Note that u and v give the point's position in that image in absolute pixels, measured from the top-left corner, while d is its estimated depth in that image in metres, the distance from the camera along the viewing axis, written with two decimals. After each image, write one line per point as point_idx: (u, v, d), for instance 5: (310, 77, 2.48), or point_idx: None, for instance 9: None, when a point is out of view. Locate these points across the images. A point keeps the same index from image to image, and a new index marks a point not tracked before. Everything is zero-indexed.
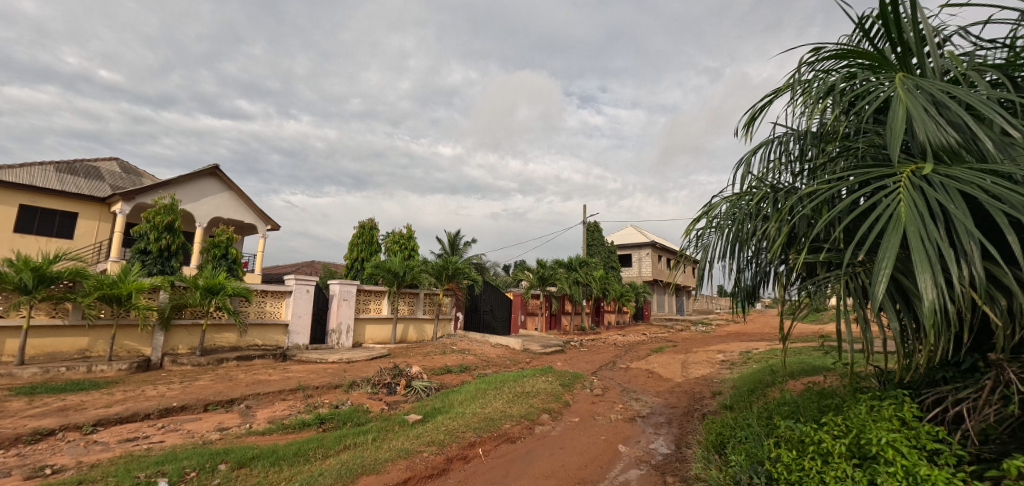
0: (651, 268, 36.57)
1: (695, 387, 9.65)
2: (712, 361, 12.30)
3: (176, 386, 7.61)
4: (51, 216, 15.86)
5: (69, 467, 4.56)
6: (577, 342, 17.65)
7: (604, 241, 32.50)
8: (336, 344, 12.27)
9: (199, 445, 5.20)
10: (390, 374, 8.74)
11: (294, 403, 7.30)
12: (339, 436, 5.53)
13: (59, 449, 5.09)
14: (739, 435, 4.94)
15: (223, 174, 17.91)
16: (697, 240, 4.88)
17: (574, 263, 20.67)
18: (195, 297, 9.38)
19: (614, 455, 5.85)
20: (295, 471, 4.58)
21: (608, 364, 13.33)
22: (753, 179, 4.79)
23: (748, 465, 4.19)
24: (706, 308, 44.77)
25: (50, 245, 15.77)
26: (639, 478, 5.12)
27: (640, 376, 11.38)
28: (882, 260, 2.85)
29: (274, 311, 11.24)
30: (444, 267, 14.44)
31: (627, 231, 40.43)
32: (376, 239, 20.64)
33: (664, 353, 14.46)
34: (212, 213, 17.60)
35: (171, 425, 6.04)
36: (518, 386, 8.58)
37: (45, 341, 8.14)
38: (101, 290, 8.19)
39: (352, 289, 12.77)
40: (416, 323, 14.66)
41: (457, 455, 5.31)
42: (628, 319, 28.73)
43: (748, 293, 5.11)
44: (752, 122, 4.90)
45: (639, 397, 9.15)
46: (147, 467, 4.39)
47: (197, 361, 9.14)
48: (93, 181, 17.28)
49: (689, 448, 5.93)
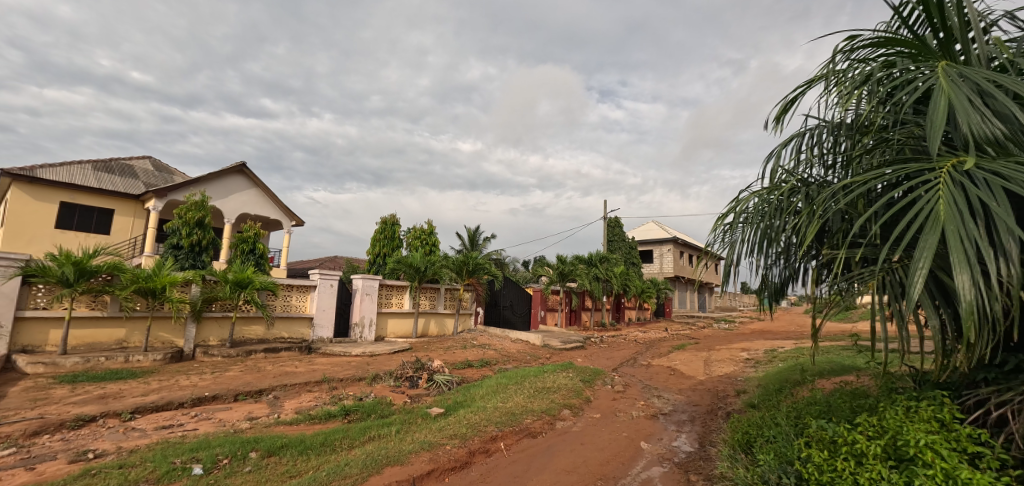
0: (672, 264, 36.06)
1: (718, 385, 9.48)
2: (735, 359, 12.05)
3: (208, 377, 7.87)
4: (90, 213, 16.55)
5: (110, 452, 4.76)
6: (597, 338, 17.52)
7: (624, 237, 32.21)
8: (360, 338, 12.48)
9: (231, 433, 5.37)
10: (412, 368, 8.85)
11: (319, 394, 7.48)
12: (364, 427, 5.62)
13: (101, 435, 5.33)
14: (766, 434, 4.83)
15: (250, 171, 18.37)
16: (723, 236, 4.79)
17: (594, 258, 20.49)
18: (225, 290, 9.67)
19: (636, 452, 5.80)
20: (322, 460, 4.69)
21: (628, 360, 13.24)
22: (783, 173, 4.67)
23: (777, 465, 4.09)
24: (729, 306, 43.95)
25: (89, 241, 16.46)
26: (661, 476, 5.06)
27: (662, 373, 11.25)
28: (918, 261, 2.74)
29: (300, 305, 11.52)
30: (464, 262, 14.56)
31: (648, 227, 39.92)
32: (397, 235, 20.88)
33: (686, 351, 14.27)
34: (240, 209, 18.09)
35: (203, 413, 6.25)
36: (539, 381, 8.59)
37: (85, 332, 8.49)
38: (137, 283, 8.51)
39: (375, 283, 12.95)
40: (437, 317, 14.81)
41: (479, 449, 5.35)
42: (649, 316, 28.39)
43: (777, 290, 4.98)
44: (783, 114, 4.79)
45: (661, 394, 9.05)
46: (182, 453, 4.56)
47: (227, 353, 9.44)
48: (127, 179, 17.93)
49: (714, 447, 5.84)
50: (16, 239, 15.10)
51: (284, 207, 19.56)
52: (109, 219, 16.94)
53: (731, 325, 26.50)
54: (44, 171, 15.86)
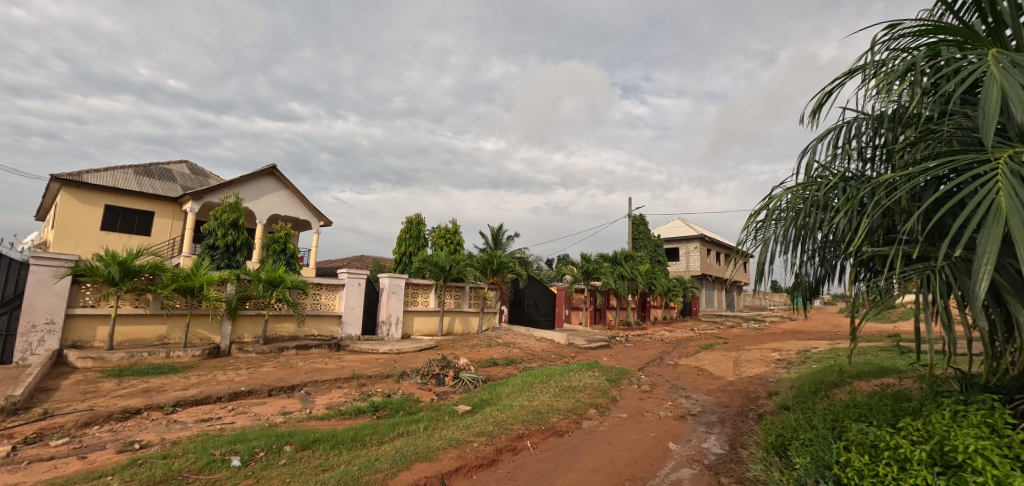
0: (699, 262, 35.31)
1: (749, 386, 9.24)
2: (766, 359, 11.73)
3: (243, 372, 8.15)
4: (132, 215, 17.36)
5: (154, 443, 4.99)
6: (622, 337, 17.35)
7: (649, 234, 31.76)
8: (387, 336, 12.69)
9: (267, 427, 5.57)
10: (438, 366, 8.95)
11: (349, 391, 7.66)
12: (393, 423, 5.73)
13: (145, 427, 5.59)
14: (802, 437, 4.69)
15: (280, 173, 18.89)
16: (756, 232, 4.67)
17: (619, 256, 20.26)
18: (258, 289, 9.99)
19: (664, 452, 5.73)
20: (353, 455, 4.80)
21: (654, 360, 13.07)
22: (818, 168, 4.53)
23: (814, 468, 3.97)
24: (759, 305, 42.73)
25: (132, 241, 17.27)
26: (691, 478, 4.98)
27: (690, 373, 11.05)
28: (981, 256, 2.59)
29: (329, 303, 11.81)
30: (489, 261, 14.65)
31: (674, 224, 39.23)
32: (422, 234, 21.13)
33: (714, 351, 13.98)
34: (271, 209, 18.65)
35: (240, 407, 6.48)
36: (565, 380, 8.56)
37: (129, 328, 8.91)
38: (177, 282, 8.87)
39: (401, 282, 13.13)
40: (462, 316, 14.94)
41: (506, 447, 5.38)
42: (676, 315, 27.93)
43: (811, 290, 4.83)
44: (819, 108, 4.67)
45: (689, 394, 8.90)
46: (222, 446, 4.75)
47: (260, 350, 9.78)
48: (166, 182, 18.69)
49: (745, 449, 5.71)
50: (66, 240, 15.96)
51: (313, 208, 20.04)
52: (149, 220, 17.72)
53: (761, 325, 25.80)
54: (90, 176, 16.72)
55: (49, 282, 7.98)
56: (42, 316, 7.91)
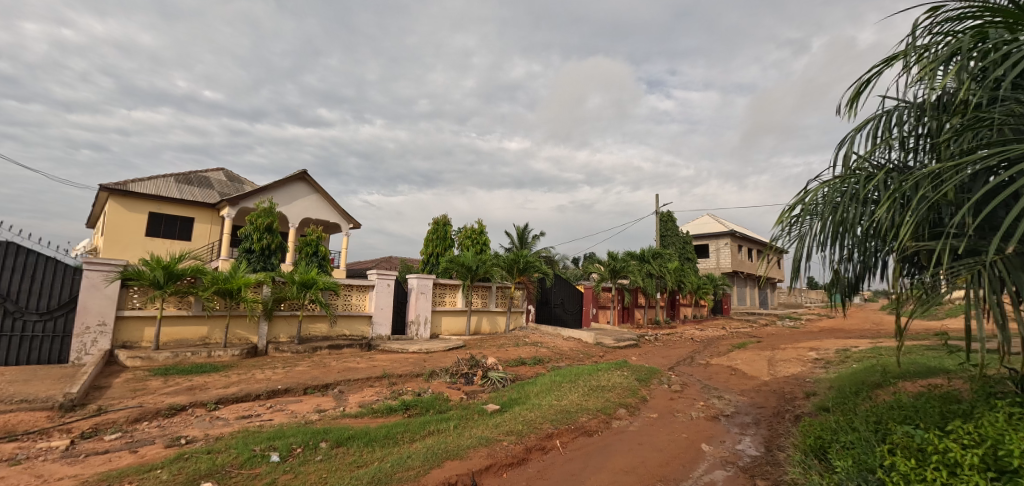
0: (731, 258, 34.40)
1: (785, 387, 8.94)
2: (803, 359, 11.34)
3: (280, 371, 8.44)
4: (174, 221, 18.20)
5: (199, 439, 5.23)
6: (651, 336, 17.07)
7: (678, 231, 31.16)
8: (416, 336, 12.89)
9: (303, 424, 5.75)
10: (467, 365, 9.06)
11: (380, 389, 7.83)
12: (423, 422, 5.82)
13: (190, 423, 5.87)
14: (843, 439, 4.53)
15: (310, 178, 19.44)
16: (791, 228, 4.54)
17: (647, 254, 19.95)
18: (293, 290, 10.32)
19: (696, 454, 5.63)
20: (386, 452, 4.90)
21: (685, 359, 12.85)
22: (858, 160, 4.37)
23: (856, 472, 3.83)
24: (795, 302, 41.29)
25: (174, 246, 18.11)
26: (725, 480, 4.89)
27: (722, 373, 10.80)
28: None
29: (359, 304, 12.08)
30: (515, 260, 14.70)
31: (703, 220, 38.38)
32: (449, 234, 21.36)
33: (748, 349, 13.60)
34: (303, 213, 19.22)
35: (277, 405, 6.72)
36: (593, 379, 8.49)
37: (173, 329, 9.34)
38: (216, 284, 9.25)
39: (428, 282, 13.31)
40: (489, 315, 15.05)
41: (535, 446, 5.40)
42: (706, 314, 27.33)
43: (851, 286, 4.65)
44: (858, 98, 4.55)
45: (722, 394, 8.69)
46: (261, 442, 4.93)
47: (295, 349, 10.11)
48: (204, 189, 19.49)
49: (782, 451, 5.55)
50: (114, 246, 16.85)
51: (343, 211, 20.53)
52: (190, 226, 18.53)
53: (797, 323, 24.98)
54: (135, 185, 17.61)
55: (100, 285, 8.45)
56: (95, 318, 8.38)
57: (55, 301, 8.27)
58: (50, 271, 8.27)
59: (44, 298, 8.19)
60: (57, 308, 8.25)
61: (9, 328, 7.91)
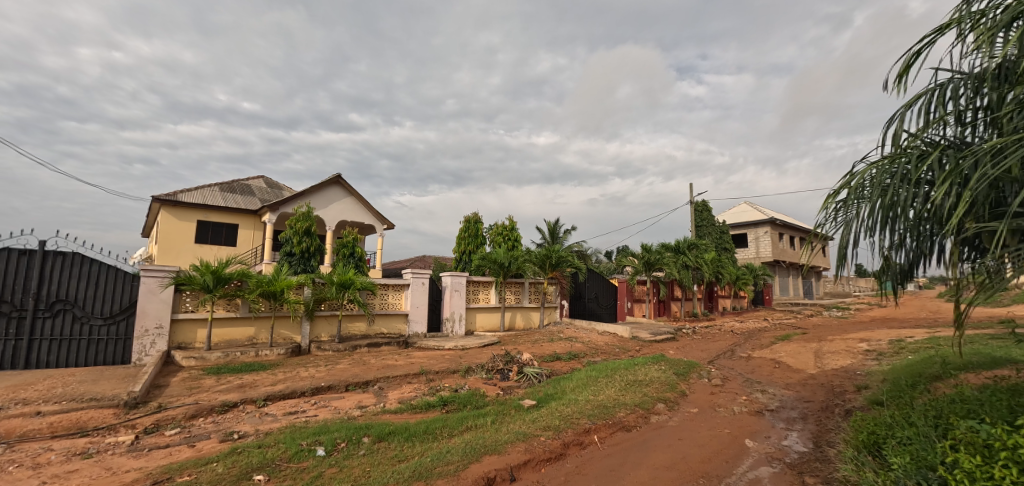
0: (771, 247, 33.11)
1: (834, 380, 8.54)
2: (853, 350, 10.80)
3: (322, 369, 8.76)
4: (220, 228, 19.12)
5: (250, 434, 5.49)
6: (689, 329, 16.67)
7: (714, 221, 30.25)
8: (451, 332, 13.07)
9: (346, 419, 5.95)
10: (502, 361, 9.13)
11: (418, 386, 7.99)
12: (461, 417, 5.90)
13: (242, 418, 6.18)
14: (898, 435, 4.29)
15: (345, 181, 19.98)
16: (837, 213, 4.34)
17: (682, 245, 19.46)
18: (332, 291, 10.66)
19: (740, 450, 5.46)
20: (426, 447, 5.00)
21: (725, 352, 12.50)
22: (909, 138, 4.12)
23: (914, 470, 3.61)
24: (842, 290, 39.35)
25: (221, 252, 19.05)
26: (771, 476, 4.73)
27: (765, 366, 10.44)
28: None
29: (395, 302, 12.35)
30: (547, 255, 14.68)
31: (741, 209, 37.11)
32: (480, 232, 21.51)
33: (792, 342, 13.07)
34: (339, 216, 19.80)
35: (321, 402, 6.97)
36: (630, 374, 8.37)
37: (223, 330, 9.82)
38: (261, 287, 9.66)
39: (462, 280, 13.45)
40: (523, 311, 15.08)
41: (573, 441, 5.38)
42: (746, 305, 26.48)
43: (904, 274, 4.39)
44: (907, 72, 4.28)
45: (765, 388, 8.38)
46: (308, 437, 5.13)
47: (336, 348, 10.45)
48: (247, 196, 20.36)
49: (833, 447, 5.30)
50: (167, 254, 17.89)
51: (377, 213, 21.01)
52: (235, 232, 19.44)
53: (845, 313, 23.83)
54: (184, 195, 18.60)
55: (156, 290, 8.97)
56: (153, 321, 8.92)
57: (117, 306, 8.85)
58: (111, 278, 8.85)
59: (108, 304, 8.78)
60: (119, 312, 8.84)
61: (77, 332, 8.52)
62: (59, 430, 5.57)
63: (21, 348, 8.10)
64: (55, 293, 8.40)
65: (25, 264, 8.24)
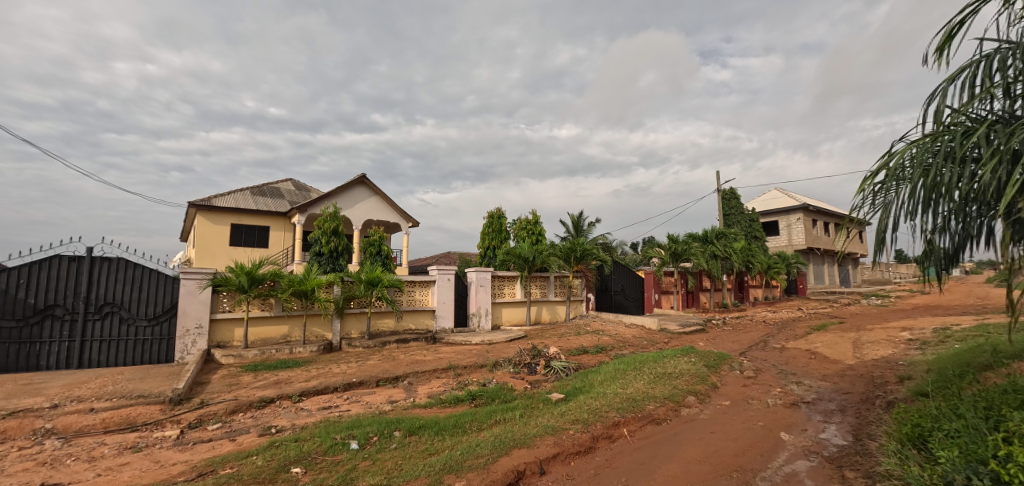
0: (804, 234, 31.99)
1: (875, 371, 8.21)
2: (894, 339, 10.35)
3: (353, 365, 8.95)
4: (252, 230, 19.75)
5: (287, 428, 5.68)
6: (719, 320, 16.32)
7: (743, 209, 29.43)
8: (478, 327, 13.17)
9: (377, 414, 6.08)
10: (529, 355, 9.13)
11: (447, 380, 8.09)
12: (490, 411, 5.95)
13: (279, 413, 6.39)
14: (945, 427, 4.10)
15: (369, 181, 20.31)
16: (875, 197, 4.16)
17: (710, 235, 19.02)
18: (360, 289, 10.88)
19: (775, 443, 5.31)
20: (455, 441, 5.06)
21: (757, 343, 12.18)
22: (954, 114, 3.89)
23: (964, 463, 3.44)
24: (881, 278, 37.75)
25: (254, 254, 19.68)
26: (809, 470, 4.60)
27: (801, 357, 10.12)
28: None
29: (422, 298, 12.52)
30: (572, 249, 14.59)
31: (771, 196, 35.97)
32: (504, 227, 21.55)
33: (828, 331, 12.64)
34: (365, 215, 20.17)
35: (353, 397, 7.14)
36: (659, 366, 8.25)
37: (259, 329, 10.15)
38: (293, 286, 9.95)
39: (487, 275, 13.52)
40: (549, 305, 15.05)
41: (602, 434, 5.35)
42: (779, 295, 25.75)
43: (949, 259, 4.15)
44: (948, 44, 4.05)
45: (801, 380, 8.13)
46: (342, 430, 5.27)
47: (366, 344, 10.67)
48: (276, 199, 20.95)
49: (873, 440, 5.10)
50: (204, 257, 18.61)
51: (401, 211, 21.28)
52: (266, 234, 20.04)
53: (885, 301, 22.85)
54: (218, 199, 19.28)
55: (195, 291, 9.34)
56: (193, 321, 9.30)
57: (160, 307, 9.26)
58: (153, 281, 9.25)
59: (151, 306, 9.20)
60: (162, 313, 9.25)
61: (124, 333, 8.96)
62: (110, 425, 5.88)
63: (74, 349, 8.58)
64: (103, 296, 8.86)
65: (75, 270, 8.70)
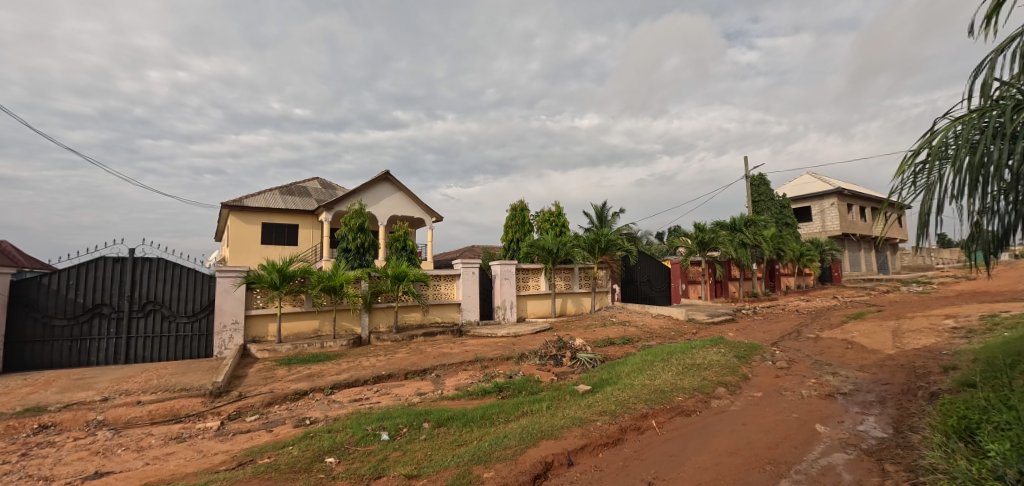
0: (839, 220, 30.80)
1: (916, 361, 7.86)
2: (937, 328, 9.89)
3: (382, 358, 9.14)
4: (282, 228, 20.32)
5: (320, 419, 5.85)
6: (749, 310, 15.93)
7: (774, 195, 28.51)
8: (503, 320, 13.23)
9: (406, 406, 6.21)
10: (555, 347, 9.12)
11: (474, 373, 8.18)
12: (517, 403, 5.98)
13: (313, 405, 6.59)
14: (995, 420, 3.91)
15: (393, 177, 20.56)
16: (916, 179, 3.96)
17: (739, 223, 18.52)
18: (387, 283, 11.07)
19: (810, 436, 5.17)
20: (483, 432, 5.12)
21: (790, 333, 11.85)
22: (1003, 87, 3.66)
23: (1017, 458, 3.27)
24: (923, 264, 36.06)
25: (285, 251, 20.26)
26: (846, 463, 4.46)
27: (837, 347, 9.79)
28: None
29: (447, 292, 12.64)
30: (596, 240, 14.46)
31: (803, 181, 34.72)
32: (527, 219, 21.51)
33: (866, 320, 12.17)
34: (389, 212, 20.46)
35: (383, 389, 7.29)
36: (688, 357, 8.12)
37: (291, 324, 10.46)
38: (322, 283, 10.19)
39: (511, 268, 13.54)
40: (574, 297, 14.98)
41: (631, 426, 5.31)
42: (812, 283, 24.93)
43: (998, 241, 3.93)
44: (997, 13, 3.80)
45: (837, 371, 7.86)
46: (373, 422, 5.39)
47: (394, 338, 10.87)
48: (304, 198, 21.46)
49: (915, 433, 4.90)
50: (238, 255, 19.28)
51: (425, 206, 21.48)
52: (296, 232, 20.59)
53: (927, 288, 21.85)
54: (249, 199, 19.90)
55: (230, 289, 9.68)
56: (230, 317, 9.66)
57: (198, 305, 9.63)
58: (191, 279, 9.62)
59: (190, 303, 9.58)
60: (200, 310, 9.62)
61: (166, 329, 9.38)
62: (156, 417, 6.18)
63: (121, 345, 9.06)
64: (145, 295, 9.28)
65: (119, 271, 9.15)
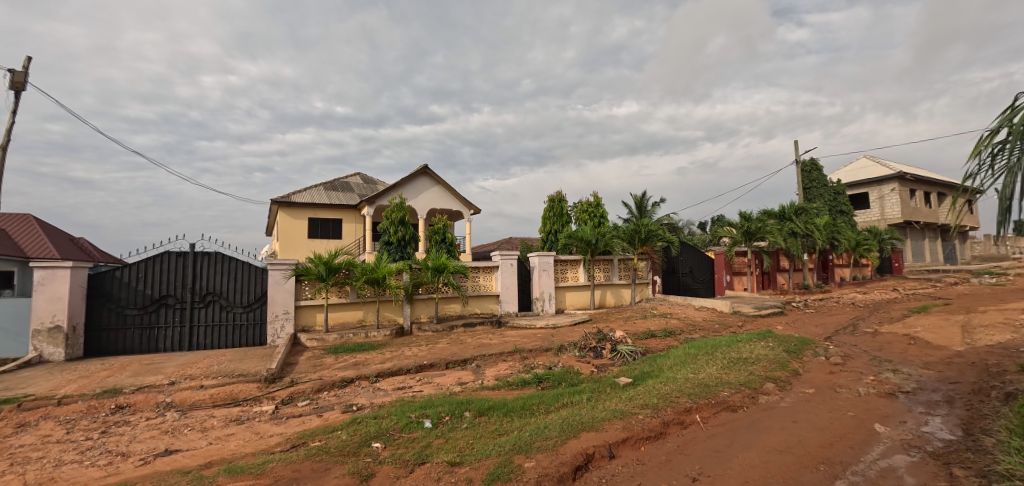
0: (900, 206, 28.74)
1: (989, 358, 7.25)
2: (1014, 323, 9.08)
3: (424, 348, 9.36)
4: (327, 223, 21.10)
5: (366, 406, 6.07)
6: (800, 302, 15.18)
7: (827, 181, 26.95)
8: (542, 311, 13.22)
9: (448, 395, 6.34)
10: (595, 339, 9.03)
11: (513, 363, 8.23)
12: (557, 394, 5.97)
13: (359, 393, 6.85)
14: None
15: (432, 171, 20.87)
16: (997, 159, 3.62)
17: (788, 211, 17.67)
18: (427, 275, 11.29)
19: (868, 435, 4.90)
20: (524, 422, 5.16)
21: (845, 327, 11.21)
22: None
23: None
24: (998, 254, 33.12)
25: (330, 244, 21.05)
26: (908, 466, 4.20)
27: (897, 342, 9.19)
28: None
29: (486, 283, 12.75)
30: (636, 231, 14.30)
31: (861, 165, 32.54)
32: (565, 210, 21.32)
33: (931, 314, 11.33)
34: (428, 205, 20.83)
35: (425, 378, 7.47)
36: (733, 351, 7.85)
37: (337, 314, 10.86)
38: (366, 275, 10.52)
39: (550, 259, 13.48)
40: (614, 289, 14.77)
41: (673, 420, 5.20)
42: (870, 274, 23.47)
43: None
44: None
45: (898, 368, 7.37)
46: (416, 410, 5.53)
47: (435, 329, 11.11)
48: (347, 193, 22.17)
49: (989, 436, 4.53)
50: (288, 248, 20.21)
51: (463, 199, 21.70)
52: (340, 226, 21.34)
53: (1001, 280, 20.09)
54: (296, 196, 20.79)
55: (281, 281, 10.14)
56: (281, 308, 10.15)
57: (253, 295, 10.16)
58: (246, 272, 10.16)
59: (245, 294, 10.13)
60: (254, 301, 10.16)
61: (225, 318, 9.98)
62: (218, 400, 6.62)
63: (186, 333, 9.72)
64: (206, 287, 9.90)
65: (182, 264, 9.79)
